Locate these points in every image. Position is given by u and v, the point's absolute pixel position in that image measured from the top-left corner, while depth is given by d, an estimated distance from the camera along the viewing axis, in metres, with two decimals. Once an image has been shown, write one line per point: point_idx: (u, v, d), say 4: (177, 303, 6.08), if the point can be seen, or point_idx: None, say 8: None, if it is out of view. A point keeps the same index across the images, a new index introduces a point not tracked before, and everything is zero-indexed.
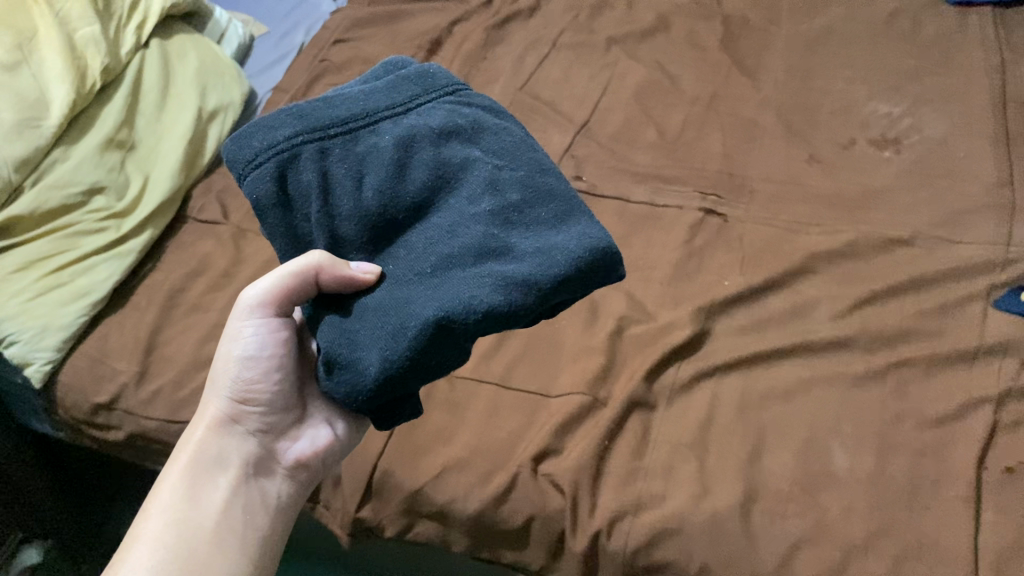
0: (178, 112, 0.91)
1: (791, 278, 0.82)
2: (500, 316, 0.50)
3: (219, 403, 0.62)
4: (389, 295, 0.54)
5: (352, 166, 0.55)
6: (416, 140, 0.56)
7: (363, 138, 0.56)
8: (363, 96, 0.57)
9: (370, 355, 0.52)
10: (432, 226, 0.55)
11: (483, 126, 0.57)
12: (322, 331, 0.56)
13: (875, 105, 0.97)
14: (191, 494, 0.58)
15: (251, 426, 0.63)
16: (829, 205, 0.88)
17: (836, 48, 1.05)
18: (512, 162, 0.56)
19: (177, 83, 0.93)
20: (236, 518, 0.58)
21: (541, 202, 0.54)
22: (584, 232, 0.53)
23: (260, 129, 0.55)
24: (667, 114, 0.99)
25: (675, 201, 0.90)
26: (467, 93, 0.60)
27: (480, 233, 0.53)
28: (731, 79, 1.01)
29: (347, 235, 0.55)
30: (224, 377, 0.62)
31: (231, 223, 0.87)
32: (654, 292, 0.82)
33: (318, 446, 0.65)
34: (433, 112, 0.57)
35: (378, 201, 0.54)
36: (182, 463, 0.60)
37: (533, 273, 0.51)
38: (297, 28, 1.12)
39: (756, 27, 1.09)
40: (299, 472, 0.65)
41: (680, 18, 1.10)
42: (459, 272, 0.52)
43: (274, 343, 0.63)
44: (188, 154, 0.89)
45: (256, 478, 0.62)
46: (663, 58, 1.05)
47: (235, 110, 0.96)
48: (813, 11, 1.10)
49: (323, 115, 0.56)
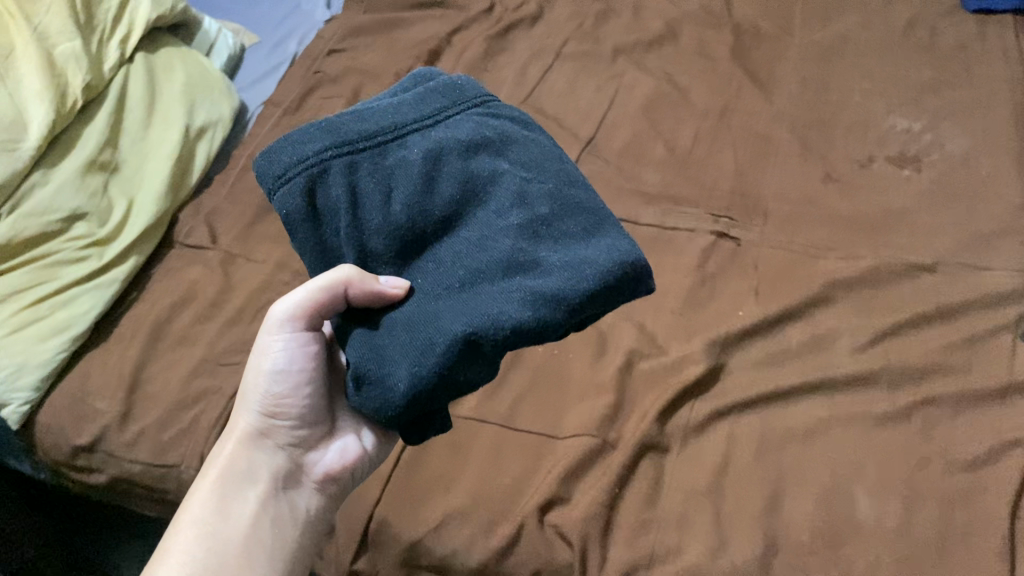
0: (164, 130, 0.87)
1: (809, 308, 0.78)
2: (529, 333, 0.48)
3: (249, 417, 0.60)
4: (418, 310, 0.51)
5: (381, 179, 0.53)
6: (444, 153, 0.54)
7: (392, 152, 0.54)
8: (391, 110, 0.56)
9: (399, 370, 0.50)
10: (461, 239, 0.53)
11: (510, 139, 0.56)
12: (351, 344, 0.53)
13: (893, 120, 0.93)
14: (222, 507, 0.56)
15: (282, 439, 0.60)
16: (848, 226, 0.84)
17: (851, 59, 1.00)
18: (540, 175, 0.54)
19: (164, 98, 0.89)
20: (264, 535, 0.56)
21: (568, 215, 0.52)
22: (612, 245, 0.51)
23: (290, 144, 0.54)
24: (677, 129, 0.94)
25: (685, 224, 0.86)
26: (495, 105, 0.58)
27: (508, 246, 0.51)
28: (743, 91, 0.97)
29: (375, 249, 0.53)
30: (254, 390, 0.60)
31: (220, 247, 0.84)
32: (665, 322, 0.78)
33: (346, 460, 0.62)
34: (461, 125, 0.56)
35: (407, 215, 0.53)
36: (212, 477, 0.58)
37: (562, 288, 0.48)
38: (290, 36, 1.07)
39: (768, 36, 1.04)
40: (328, 487, 0.62)
41: (689, 26, 1.06)
42: (487, 287, 0.50)
43: (304, 357, 0.60)
44: (175, 174, 0.86)
45: (285, 492, 0.59)
46: (672, 69, 1.01)
47: (224, 126, 0.92)
48: (827, 19, 1.06)
49: (353, 130, 0.55)
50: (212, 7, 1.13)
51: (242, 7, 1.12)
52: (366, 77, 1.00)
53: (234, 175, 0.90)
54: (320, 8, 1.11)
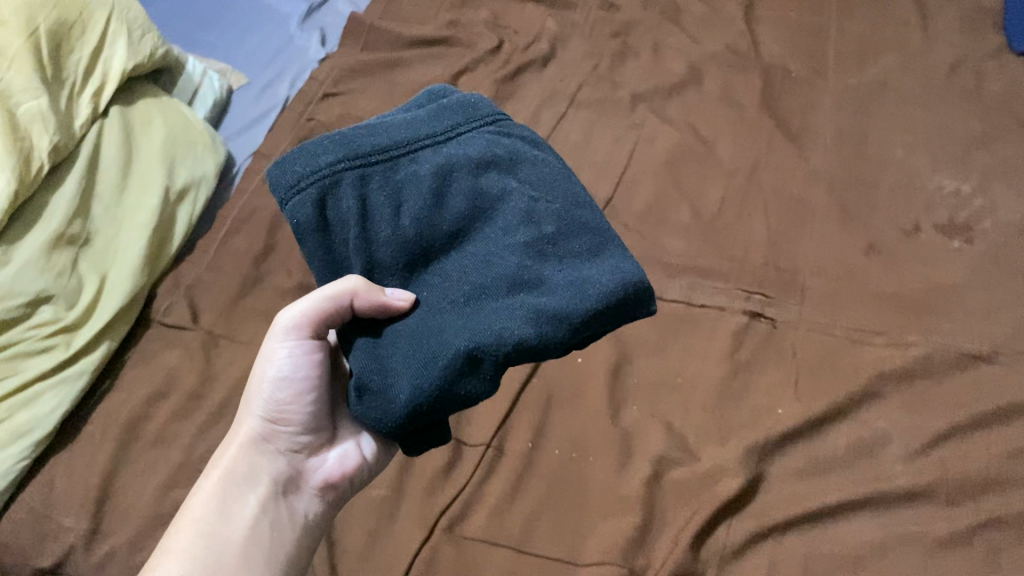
0: (142, 194, 0.79)
1: (854, 405, 0.70)
2: (529, 351, 0.45)
3: (251, 421, 0.55)
4: (423, 325, 0.48)
5: (392, 193, 0.50)
6: (455, 169, 0.50)
7: (403, 166, 0.51)
8: (403, 124, 0.52)
9: (400, 381, 0.47)
10: (466, 255, 0.50)
11: (521, 155, 0.52)
12: (355, 354, 0.49)
13: (939, 180, 0.85)
14: (218, 512, 0.52)
15: (285, 444, 0.56)
16: (895, 306, 0.76)
17: (891, 107, 0.92)
18: (549, 194, 0.51)
19: (142, 157, 0.81)
20: (261, 540, 0.52)
21: (574, 234, 0.49)
22: (616, 267, 0.48)
23: (302, 153, 0.50)
24: (702, 188, 0.86)
25: (716, 301, 0.78)
26: (508, 123, 0.54)
27: (513, 263, 0.48)
28: (774, 144, 0.89)
29: (383, 262, 0.50)
30: (258, 393, 0.55)
31: (201, 326, 0.76)
32: (695, 420, 0.70)
33: (347, 467, 0.57)
34: (475, 140, 0.52)
35: (416, 230, 0.49)
36: (211, 482, 0.54)
37: (564, 306, 0.46)
38: (281, 77, 0.99)
39: (800, 79, 0.96)
40: (328, 494, 0.58)
41: (714, 67, 0.98)
42: (491, 303, 0.47)
43: (310, 364, 0.55)
44: (153, 244, 0.78)
45: (285, 498, 0.55)
46: (695, 117, 0.93)
47: (208, 184, 0.84)
48: (864, 61, 0.98)
49: (365, 142, 0.51)
50: (197, 39, 1.04)
51: (229, 40, 1.04)
52: None
53: (218, 240, 0.83)
54: (314, 45, 1.02)
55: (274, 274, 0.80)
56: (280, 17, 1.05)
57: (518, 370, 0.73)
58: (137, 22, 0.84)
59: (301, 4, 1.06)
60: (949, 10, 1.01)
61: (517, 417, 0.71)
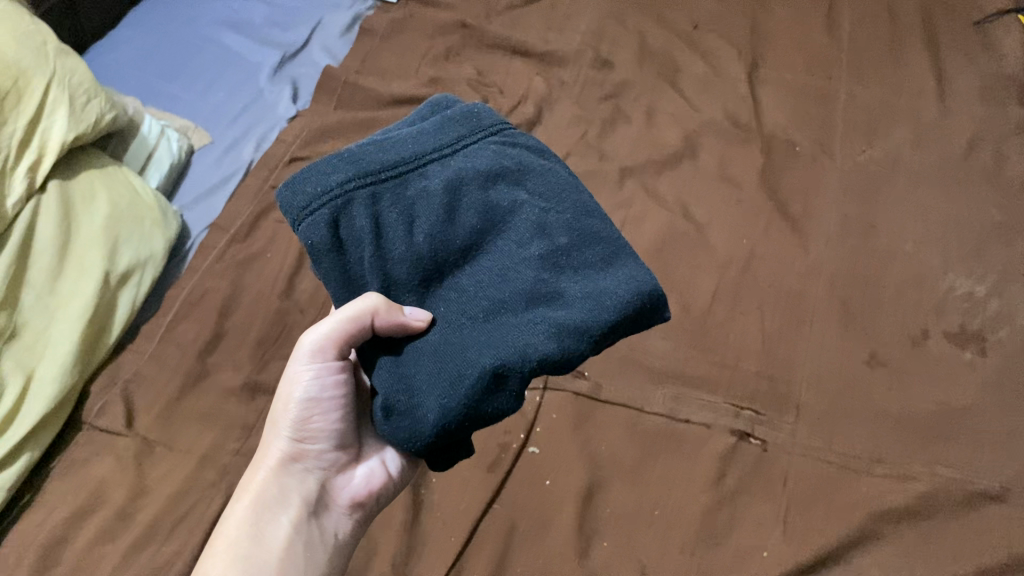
0: (80, 280, 0.73)
1: (848, 550, 0.63)
2: (554, 365, 0.46)
3: (280, 444, 0.57)
4: (443, 342, 0.49)
5: (404, 210, 0.51)
6: (464, 183, 0.51)
7: (413, 181, 0.52)
8: (410, 139, 0.53)
9: (428, 401, 0.47)
10: (481, 269, 0.50)
11: (529, 167, 0.53)
12: (379, 373, 0.51)
13: (951, 278, 0.78)
14: (252, 536, 0.53)
15: (314, 462, 0.57)
16: (897, 429, 0.69)
17: (902, 190, 0.84)
18: (559, 205, 0.51)
19: (83, 237, 0.75)
20: (298, 559, 0.54)
21: (587, 245, 0.50)
22: (631, 276, 0.49)
23: (313, 174, 0.51)
24: (693, 280, 0.79)
25: (700, 416, 0.70)
26: (511, 134, 0.55)
27: (530, 278, 0.49)
28: (773, 231, 0.82)
29: (399, 278, 0.51)
30: (284, 415, 0.56)
31: (136, 433, 0.70)
32: (671, 563, 0.63)
33: (373, 485, 0.60)
34: (481, 153, 0.53)
35: (430, 245, 0.50)
36: (242, 508, 0.55)
37: (586, 320, 0.46)
38: (247, 136, 0.93)
39: (804, 153, 0.89)
40: (356, 511, 0.60)
41: (711, 138, 0.91)
42: (511, 319, 0.48)
43: (335, 384, 0.56)
44: (88, 338, 0.72)
45: (316, 518, 0.57)
46: (688, 196, 0.86)
47: (155, 266, 0.79)
48: (874, 134, 0.90)
49: (375, 159, 0.52)
50: (160, 89, 0.97)
51: (195, 91, 0.97)
52: None
53: (163, 327, 0.77)
54: (285, 100, 0.96)
55: (220, 368, 0.74)
56: (251, 67, 1.00)
57: (479, 494, 0.67)
58: (81, 87, 0.77)
59: (273, 53, 1.01)
60: (967, 80, 0.94)
61: (471, 554, 0.64)
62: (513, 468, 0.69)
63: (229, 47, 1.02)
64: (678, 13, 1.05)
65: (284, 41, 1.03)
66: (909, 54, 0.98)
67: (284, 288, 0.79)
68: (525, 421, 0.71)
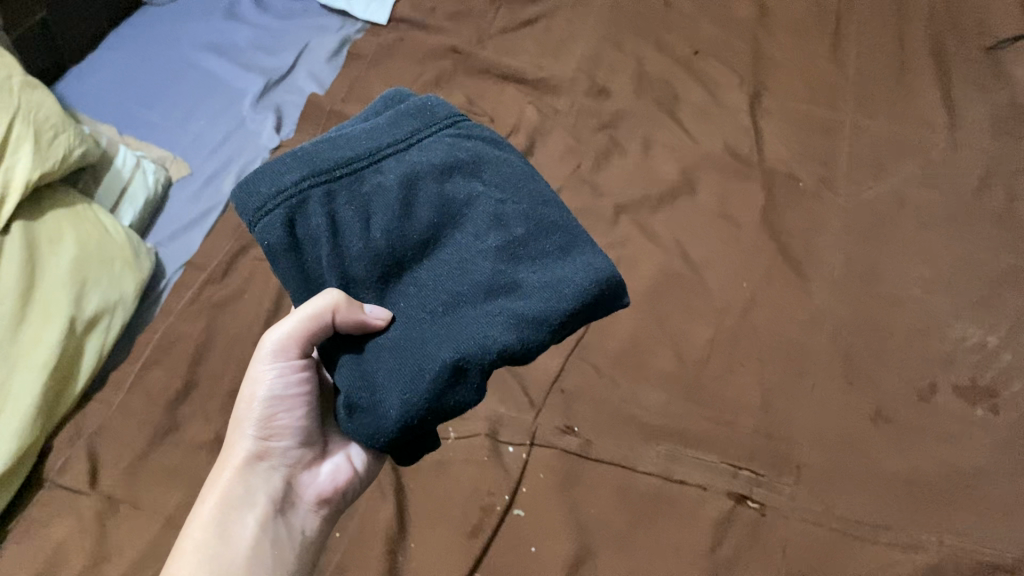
0: (44, 327, 0.69)
1: None
2: (514, 356, 0.46)
3: (244, 442, 0.54)
4: (404, 337, 0.48)
5: (360, 208, 0.49)
6: (420, 177, 0.50)
7: (368, 176, 0.50)
8: (363, 133, 0.51)
9: (390, 397, 0.46)
10: (439, 263, 0.49)
11: (483, 157, 0.52)
12: (340, 371, 0.49)
13: (961, 327, 0.74)
14: (220, 537, 0.51)
15: (278, 460, 0.55)
16: (902, 494, 0.65)
17: (909, 231, 0.81)
18: (515, 196, 0.50)
19: (47, 280, 0.71)
20: (264, 559, 0.51)
21: (544, 234, 0.49)
22: (588, 264, 0.48)
23: (264, 173, 0.49)
24: (689, 328, 0.75)
25: (696, 478, 0.66)
26: (466, 125, 0.54)
27: (487, 270, 0.48)
28: (774, 272, 0.78)
29: (357, 276, 0.49)
30: (247, 413, 0.54)
31: (99, 492, 0.66)
32: None
33: (338, 482, 0.58)
34: (436, 145, 0.51)
35: (387, 242, 0.49)
36: (207, 509, 0.52)
37: (544, 309, 0.46)
38: (227, 169, 0.90)
39: (807, 190, 0.85)
40: (322, 509, 0.57)
41: (710, 172, 0.87)
42: (470, 311, 0.47)
43: (298, 380, 0.55)
44: (52, 390, 0.69)
45: (283, 516, 0.54)
46: (685, 234, 0.82)
47: (125, 309, 0.75)
48: (880, 169, 0.86)
49: (328, 156, 0.49)
50: (138, 117, 0.94)
51: (175, 119, 0.95)
52: None
53: (132, 376, 0.73)
54: (268, 128, 0.93)
55: (190, 421, 0.71)
56: (234, 94, 0.97)
57: (459, 561, 0.63)
58: (47, 122, 0.74)
59: (257, 79, 0.98)
60: (978, 112, 0.90)
61: None
62: (496, 532, 0.64)
63: (212, 71, 0.99)
64: (677, 38, 1.01)
65: (269, 67, 1.00)
66: (918, 84, 0.94)
67: (260, 335, 0.76)
68: (509, 481, 0.67)
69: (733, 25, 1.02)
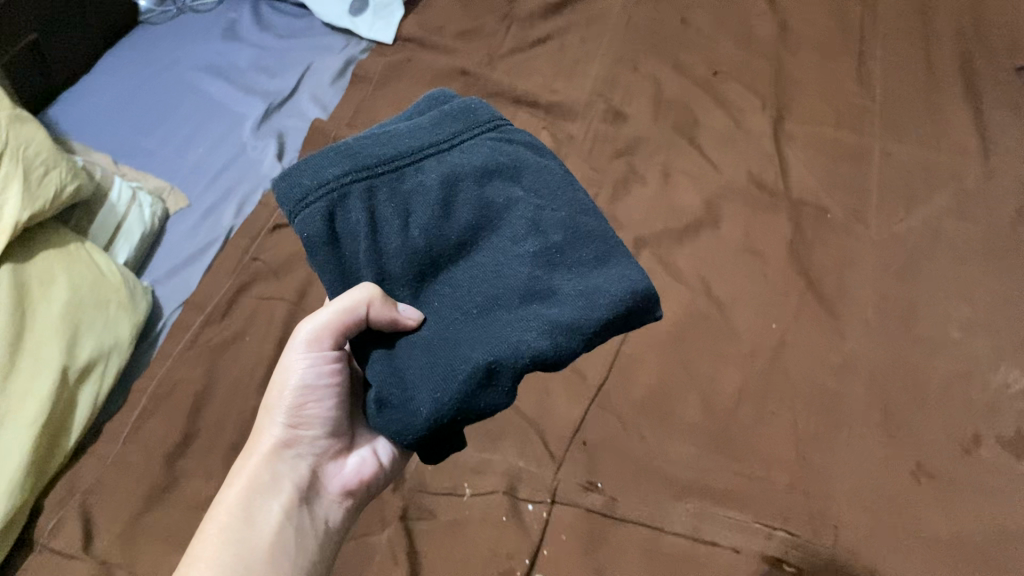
0: (34, 377, 0.65)
1: None
2: (545, 363, 0.45)
3: (274, 429, 0.53)
4: (437, 337, 0.48)
5: (400, 205, 0.49)
6: (460, 178, 0.50)
7: (408, 176, 0.50)
8: (407, 132, 0.52)
9: (421, 394, 0.46)
10: (475, 265, 0.49)
11: (524, 162, 0.51)
12: (372, 366, 0.49)
13: (1004, 371, 0.70)
14: (243, 520, 0.50)
15: (306, 449, 0.54)
16: (949, 557, 0.60)
17: (945, 266, 0.77)
18: (555, 201, 0.49)
19: (38, 326, 0.67)
20: (288, 545, 0.51)
21: (582, 242, 0.48)
22: (624, 274, 0.46)
23: (308, 167, 0.49)
24: (717, 373, 0.71)
25: (728, 538, 0.62)
26: (510, 129, 0.53)
27: (523, 276, 0.47)
28: (805, 314, 0.74)
29: (394, 273, 0.49)
30: (278, 400, 0.53)
31: (94, 556, 0.63)
32: None
33: (365, 475, 0.57)
34: (478, 148, 0.51)
35: (424, 240, 0.49)
36: (233, 493, 0.52)
37: (578, 317, 0.45)
38: (227, 199, 0.86)
39: (837, 224, 0.81)
40: (347, 500, 0.57)
41: (734, 204, 0.83)
42: (504, 315, 0.47)
43: (332, 371, 0.53)
44: (44, 446, 0.65)
45: (308, 505, 0.54)
46: (710, 270, 0.78)
47: (121, 354, 0.72)
48: (912, 200, 0.82)
49: (371, 154, 0.50)
50: (136, 145, 0.91)
51: (173, 146, 0.91)
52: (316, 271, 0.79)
53: (128, 427, 0.70)
54: (269, 156, 0.89)
55: (191, 477, 0.67)
56: (235, 119, 0.93)
57: None
58: (39, 158, 0.70)
59: (258, 103, 0.95)
60: (1015, 135, 0.86)
61: None
62: None
63: (211, 94, 0.96)
64: (696, 58, 0.97)
65: (271, 90, 0.97)
66: (949, 104, 0.90)
67: (263, 381, 0.72)
68: (530, 543, 0.63)
69: (753, 44, 0.98)
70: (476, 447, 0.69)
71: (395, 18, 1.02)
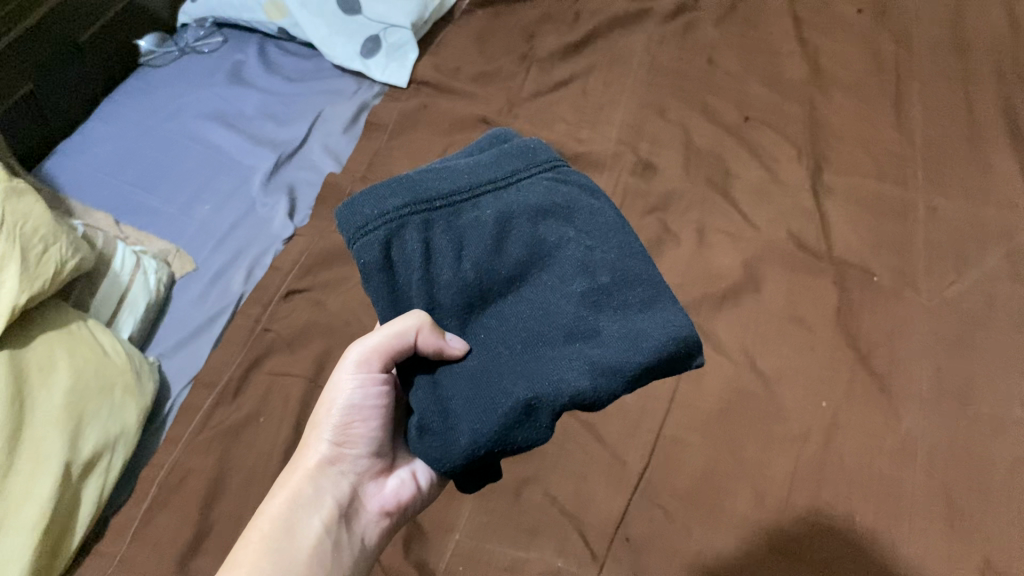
0: (34, 476, 0.59)
1: None
2: (585, 404, 0.42)
3: (318, 446, 0.51)
4: (484, 369, 0.45)
5: (455, 237, 0.47)
6: (515, 216, 0.48)
7: (465, 211, 0.48)
8: (466, 168, 0.50)
9: (462, 425, 0.44)
10: (524, 301, 0.47)
11: (579, 203, 0.49)
12: (415, 394, 0.46)
13: None
14: (283, 533, 0.48)
15: (349, 468, 0.52)
16: None
17: (1003, 334, 0.70)
18: (605, 243, 0.47)
19: (37, 417, 0.62)
20: (324, 564, 0.48)
21: (630, 285, 0.46)
22: (668, 320, 0.44)
23: (368, 195, 0.48)
24: (766, 460, 0.66)
25: None
26: (565, 171, 0.52)
27: (569, 315, 0.45)
28: (855, 392, 0.69)
29: (444, 303, 0.47)
30: (325, 417, 0.51)
31: None
32: None
33: (404, 497, 0.54)
34: (535, 186, 0.50)
35: (477, 275, 0.47)
36: (275, 505, 0.50)
37: (620, 360, 0.42)
38: (237, 262, 0.82)
39: (884, 287, 0.75)
40: (385, 521, 0.54)
41: (775, 267, 0.78)
42: (549, 353, 0.44)
43: (379, 394, 0.51)
44: (47, 550, 0.60)
45: (347, 524, 0.51)
46: (752, 343, 0.73)
47: (128, 443, 0.67)
48: (964, 258, 0.76)
49: (430, 186, 0.48)
50: (139, 202, 0.87)
51: (182, 204, 0.87)
52: (331, 342, 0.74)
53: (136, 522, 0.65)
54: (281, 214, 0.85)
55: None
56: (243, 172, 0.89)
57: None
58: (35, 233, 0.66)
59: (268, 155, 0.90)
60: None
61: None
62: None
63: (216, 143, 0.92)
64: (726, 103, 0.93)
65: (281, 139, 0.92)
66: (993, 154, 0.83)
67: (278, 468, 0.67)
68: None
69: (784, 88, 0.93)
70: (509, 543, 0.65)
71: (408, 61, 0.98)
